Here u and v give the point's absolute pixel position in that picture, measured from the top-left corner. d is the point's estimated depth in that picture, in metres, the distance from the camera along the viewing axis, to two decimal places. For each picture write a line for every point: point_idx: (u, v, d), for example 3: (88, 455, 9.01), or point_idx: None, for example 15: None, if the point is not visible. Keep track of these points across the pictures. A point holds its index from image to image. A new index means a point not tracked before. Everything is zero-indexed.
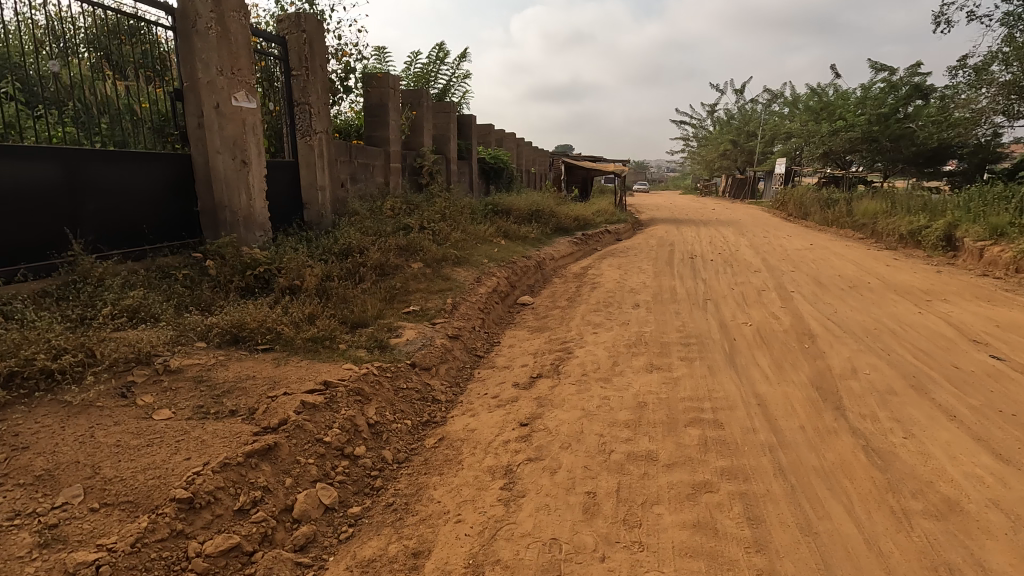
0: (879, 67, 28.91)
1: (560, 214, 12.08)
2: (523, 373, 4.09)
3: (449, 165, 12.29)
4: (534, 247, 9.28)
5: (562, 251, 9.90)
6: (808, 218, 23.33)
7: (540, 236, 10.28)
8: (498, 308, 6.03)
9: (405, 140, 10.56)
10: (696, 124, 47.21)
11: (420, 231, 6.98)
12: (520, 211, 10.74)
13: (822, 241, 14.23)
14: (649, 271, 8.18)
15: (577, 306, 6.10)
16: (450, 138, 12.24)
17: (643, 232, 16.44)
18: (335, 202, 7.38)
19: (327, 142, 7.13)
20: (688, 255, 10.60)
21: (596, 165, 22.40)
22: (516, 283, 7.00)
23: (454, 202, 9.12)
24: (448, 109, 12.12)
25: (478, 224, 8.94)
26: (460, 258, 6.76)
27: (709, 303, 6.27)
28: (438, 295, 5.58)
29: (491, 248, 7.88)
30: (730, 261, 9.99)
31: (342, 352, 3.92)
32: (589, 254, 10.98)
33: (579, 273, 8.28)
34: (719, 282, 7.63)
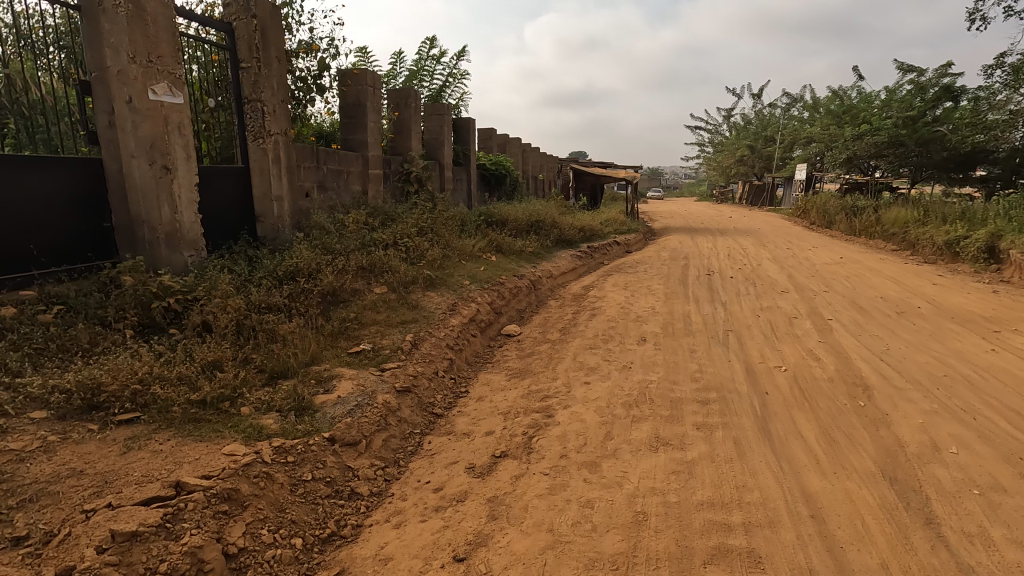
0: (905, 69, 27.53)
1: (562, 225, 11.04)
2: (485, 448, 3.07)
3: (443, 172, 11.36)
4: (531, 264, 8.29)
5: (562, 267, 8.88)
6: (832, 226, 22.00)
7: (538, 250, 9.27)
8: (476, 342, 5.04)
9: (391, 145, 9.65)
10: (712, 129, 45.91)
11: (391, 249, 6.02)
12: (516, 223, 9.74)
13: (852, 253, 13.01)
14: (660, 292, 7.11)
15: (571, 339, 5.08)
16: (445, 142, 11.32)
17: (655, 243, 15.35)
18: (297, 214, 6.44)
19: (287, 145, 6.20)
20: (704, 271, 9.50)
21: (606, 172, 21.34)
22: (502, 309, 6.01)
23: (440, 213, 8.15)
24: (442, 111, 11.20)
25: (466, 238, 7.96)
26: (435, 281, 5.77)
27: (731, 337, 5.21)
28: (398, 330, 4.58)
29: (478, 266, 6.89)
30: (753, 278, 8.86)
31: (239, 421, 2.93)
32: (594, 270, 9.93)
33: (578, 294, 7.25)
34: (741, 306, 6.55)
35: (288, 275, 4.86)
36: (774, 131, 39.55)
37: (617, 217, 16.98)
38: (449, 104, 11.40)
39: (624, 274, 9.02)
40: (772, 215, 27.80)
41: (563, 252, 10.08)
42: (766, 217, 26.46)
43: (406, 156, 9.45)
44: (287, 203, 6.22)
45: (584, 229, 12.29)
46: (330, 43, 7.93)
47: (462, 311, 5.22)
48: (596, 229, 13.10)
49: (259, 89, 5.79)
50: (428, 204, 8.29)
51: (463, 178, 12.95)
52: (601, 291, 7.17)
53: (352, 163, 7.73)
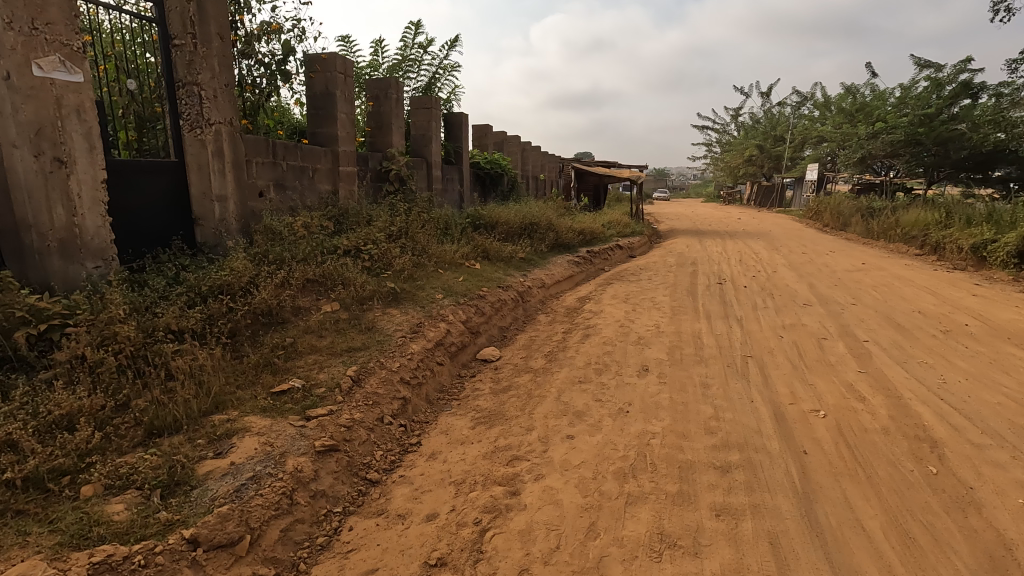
0: (922, 65, 26.49)
1: (559, 228, 10.15)
2: (420, 547, 2.21)
3: (430, 170, 10.52)
4: (520, 271, 7.42)
5: (556, 274, 8.01)
6: (846, 229, 21.01)
7: (530, 256, 8.39)
8: (442, 371, 4.18)
9: (371, 140, 8.81)
10: (719, 129, 44.92)
11: (351, 257, 5.18)
12: (507, 225, 8.87)
13: (873, 258, 12.05)
14: (665, 306, 6.23)
15: (557, 368, 4.22)
16: (432, 138, 10.46)
17: (660, 246, 14.46)
18: (246, 217, 5.61)
19: (233, 137, 5.37)
20: (714, 280, 8.59)
21: (609, 171, 20.44)
22: (481, 328, 5.16)
23: (419, 215, 7.29)
24: (430, 104, 10.34)
25: (446, 243, 7.10)
26: (400, 295, 4.92)
27: (750, 366, 4.32)
28: (341, 361, 3.71)
29: (457, 276, 6.04)
30: (769, 288, 7.95)
31: (68, 512, 2.09)
32: (592, 278, 9.05)
33: (572, 307, 6.39)
34: (759, 323, 5.66)
35: (214, 292, 4.01)
36: (783, 130, 38.49)
37: (620, 218, 16.08)
38: (438, 97, 10.54)
39: (626, 283, 8.14)
40: (782, 217, 26.80)
41: (559, 257, 9.20)
42: (777, 218, 25.46)
43: (386, 152, 8.61)
44: (233, 203, 5.38)
45: (583, 232, 11.40)
46: (296, 25, 7.11)
47: (427, 333, 4.36)
48: (597, 232, 12.19)
49: (195, 71, 4.96)
50: (406, 205, 7.43)
51: (454, 177, 12.09)
52: (598, 304, 6.30)
53: (320, 159, 6.89)
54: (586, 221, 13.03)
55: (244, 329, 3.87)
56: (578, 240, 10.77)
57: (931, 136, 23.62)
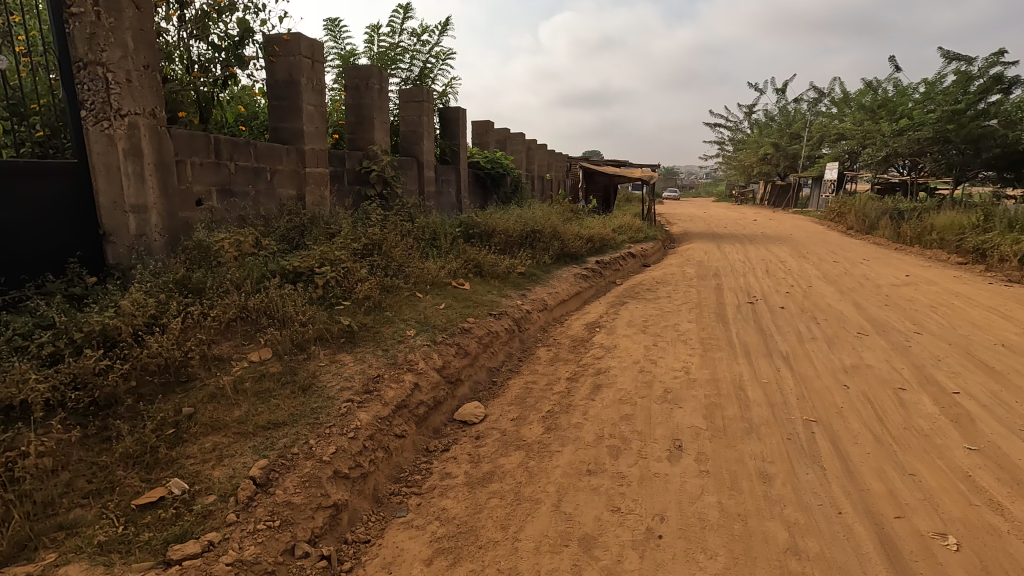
0: (950, 58, 25.08)
1: (564, 235, 9.05)
2: None
3: (421, 171, 9.44)
4: (518, 290, 6.33)
5: (561, 292, 6.91)
6: (872, 232, 19.73)
7: (531, 270, 7.29)
8: (402, 447, 3.11)
9: (350, 137, 7.73)
10: (732, 127, 43.53)
11: (300, 283, 4.11)
12: (506, 234, 7.77)
13: (914, 269, 10.85)
14: (692, 339, 5.12)
15: (559, 443, 3.12)
16: (424, 135, 9.39)
17: (675, 253, 13.31)
18: (175, 230, 4.56)
19: (157, 132, 4.33)
20: (744, 298, 7.46)
21: (619, 171, 19.27)
22: (463, 373, 4.08)
23: (399, 224, 6.22)
24: (421, 97, 9.27)
25: (430, 259, 6.02)
26: (359, 334, 3.85)
27: (819, 439, 3.21)
28: (251, 444, 2.64)
29: (439, 301, 4.96)
30: (810, 310, 6.81)
31: None
32: (602, 295, 7.94)
33: (579, 338, 5.28)
34: (812, 364, 4.54)
35: (92, 341, 2.94)
36: (799, 128, 37.09)
37: (632, 222, 14.94)
38: (430, 90, 9.45)
39: (642, 302, 7.03)
40: (801, 218, 25.51)
41: (565, 270, 8.10)
42: (795, 220, 24.17)
43: (367, 151, 7.53)
44: (156, 215, 4.33)
45: (592, 239, 10.30)
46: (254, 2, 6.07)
47: (385, 391, 3.26)
48: (607, 238, 11.06)
49: (100, 48, 3.92)
50: (384, 212, 6.36)
51: (450, 178, 11.01)
52: (610, 334, 5.20)
53: (281, 158, 5.83)
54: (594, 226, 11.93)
55: (125, 396, 2.81)
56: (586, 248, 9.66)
57: (960, 134, 22.29)
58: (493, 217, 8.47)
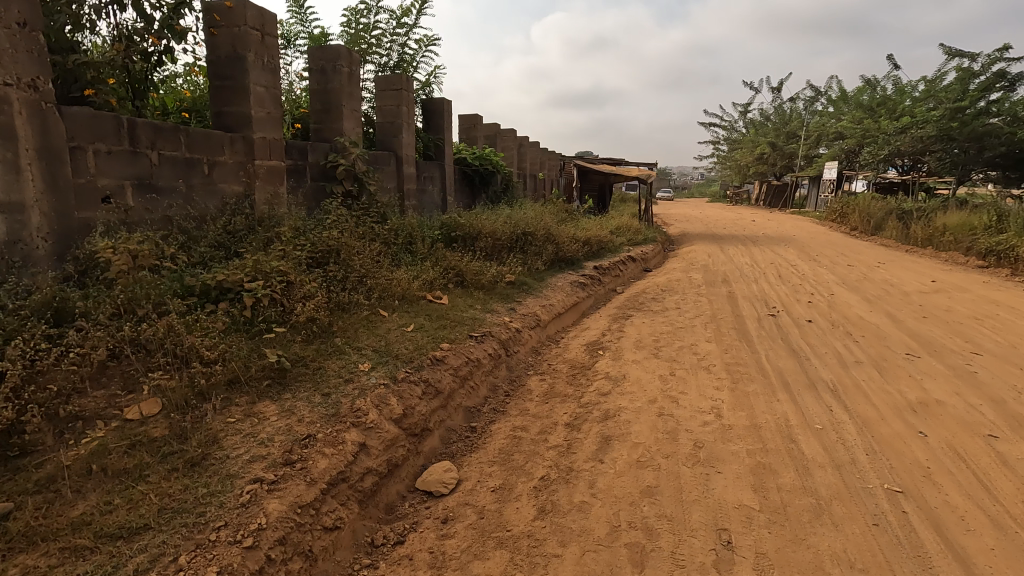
0: (952, 54, 24.45)
1: (558, 239, 8.15)
2: None
3: (401, 167, 8.52)
4: (506, 303, 5.43)
5: (556, 304, 6.02)
6: (877, 233, 19.01)
7: (521, 279, 6.38)
8: (334, 547, 2.19)
9: (315, 127, 6.79)
10: (727, 125, 42.86)
11: (222, 304, 3.18)
12: (493, 237, 6.86)
13: (935, 273, 10.05)
14: (715, 365, 4.24)
15: (557, 538, 2.21)
16: (403, 127, 8.46)
17: (677, 256, 12.45)
18: (69, 234, 3.59)
19: (40, 109, 3.37)
20: (763, 309, 6.60)
21: (615, 169, 18.42)
22: (431, 419, 3.17)
23: (366, 227, 5.30)
24: (400, 85, 8.34)
25: (402, 268, 5.11)
26: (292, 372, 2.93)
27: (915, 525, 2.33)
28: (81, 572, 1.70)
29: (407, 322, 4.05)
30: (840, 324, 5.96)
31: None
32: (602, 305, 7.06)
33: (578, 363, 4.39)
34: (868, 400, 3.66)
35: None
36: (796, 127, 36.47)
37: (629, 223, 14.08)
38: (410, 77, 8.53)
39: (649, 315, 6.14)
40: (802, 219, 24.80)
41: (559, 277, 7.20)
42: (796, 221, 23.44)
43: (334, 142, 6.60)
44: (38, 215, 3.36)
45: (589, 242, 9.41)
46: None
47: (315, 461, 2.35)
48: (605, 241, 10.17)
49: None
50: (349, 213, 5.43)
51: (434, 175, 10.09)
52: (616, 360, 4.31)
53: (223, 148, 4.89)
54: (590, 227, 11.05)
55: None
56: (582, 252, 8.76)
57: (964, 132, 21.67)
58: (479, 218, 7.56)
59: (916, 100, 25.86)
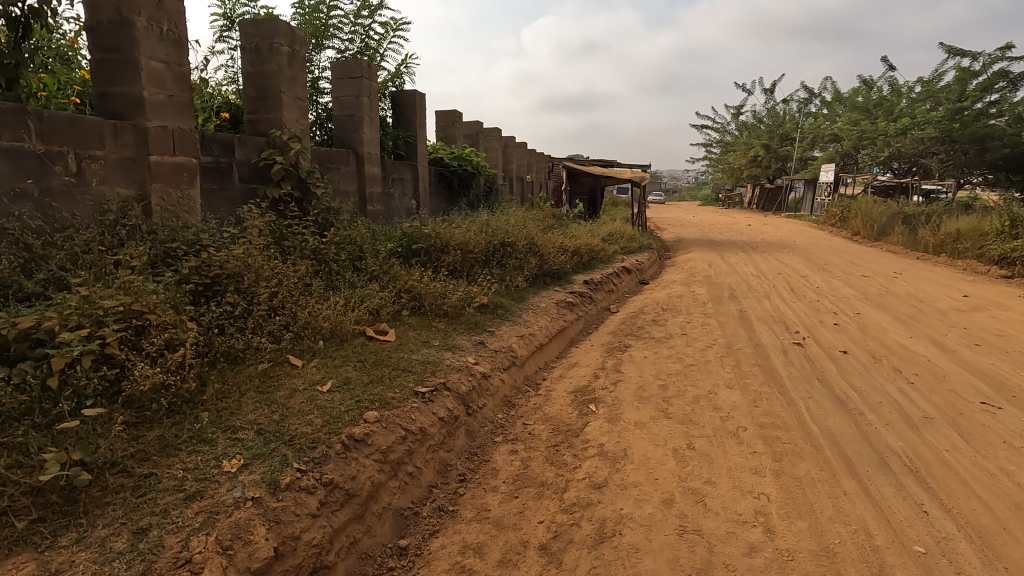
0: (951, 53, 23.74)
1: (542, 250, 7.08)
2: None
3: (362, 167, 7.41)
4: (474, 335, 4.35)
5: (539, 332, 4.94)
6: (880, 238, 18.14)
7: (495, 300, 5.31)
8: None
9: (249, 118, 5.64)
10: (720, 128, 42.12)
11: (10, 370, 2.08)
12: (464, 249, 5.78)
13: (960, 285, 9.09)
14: (745, 427, 3.18)
15: None
16: (365, 120, 7.36)
17: (674, 265, 11.43)
18: None
19: None
20: (784, 334, 5.57)
21: (606, 171, 17.40)
22: (333, 547, 2.07)
23: (294, 242, 4.21)
24: (360, 72, 7.25)
25: (338, 295, 4.03)
26: (96, 489, 1.82)
27: None
28: None
29: (327, 376, 2.96)
30: (881, 354, 4.92)
31: None
32: (594, 329, 5.99)
33: (563, 424, 3.31)
34: (968, 489, 2.61)
35: None
36: (790, 129, 35.75)
37: (622, 228, 13.04)
38: (372, 64, 7.44)
39: (650, 345, 5.08)
40: (800, 223, 23.94)
41: (543, 296, 6.12)
42: (794, 226, 22.55)
43: (271, 135, 5.48)
44: None
45: (578, 251, 8.37)
46: None
47: None
48: (595, 250, 9.12)
49: None
50: (276, 222, 4.33)
51: (404, 176, 8.98)
52: (614, 420, 3.23)
53: (103, 140, 3.77)
54: (580, 234, 10.01)
55: None
56: (570, 264, 7.70)
57: (965, 133, 21.04)
58: (449, 226, 6.48)
59: (915, 101, 25.17)
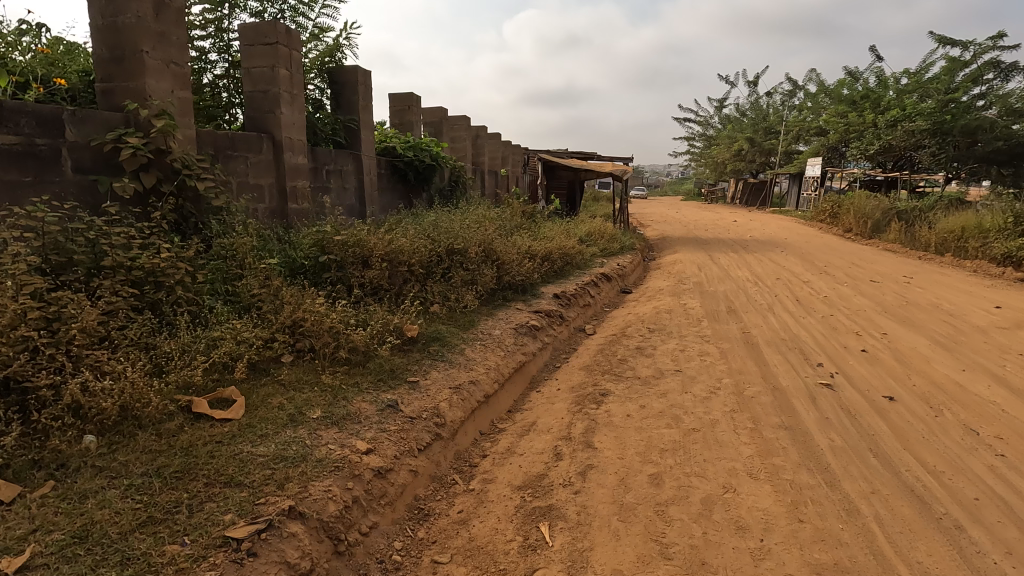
0: (941, 42, 22.91)
1: (499, 257, 5.78)
2: None
3: (280, 155, 6.00)
4: (382, 392, 3.03)
5: (484, 377, 3.64)
6: (874, 236, 17.20)
7: (428, 332, 3.99)
8: None
9: (101, 87, 4.20)
10: (702, 121, 41.17)
11: None
12: (391, 260, 4.46)
13: (982, 292, 8.00)
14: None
15: None
16: (282, 97, 5.95)
17: (660, 269, 10.20)
18: None
19: None
20: (806, 369, 4.33)
21: (585, 165, 16.13)
22: None
23: (112, 262, 2.86)
24: (274, 37, 5.82)
25: (171, 343, 2.70)
26: None
27: None
28: None
29: (51, 526, 1.64)
30: (939, 401, 3.71)
31: None
32: (562, 361, 4.70)
33: (495, 571, 2.01)
34: None
35: None
36: (773, 122, 34.87)
37: (602, 227, 11.78)
38: (291, 27, 6.01)
39: (634, 390, 3.81)
40: (788, 219, 22.96)
41: (496, 318, 4.82)
42: (782, 222, 21.57)
43: (126, 110, 4.05)
44: None
45: (546, 255, 7.07)
46: None
47: None
48: (567, 252, 7.85)
49: None
50: (90, 233, 2.97)
51: (343, 167, 7.59)
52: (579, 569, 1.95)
53: None
54: (550, 235, 8.71)
55: None
56: (535, 272, 6.41)
57: (957, 125, 20.57)
58: (379, 230, 5.14)
59: (903, 92, 24.37)
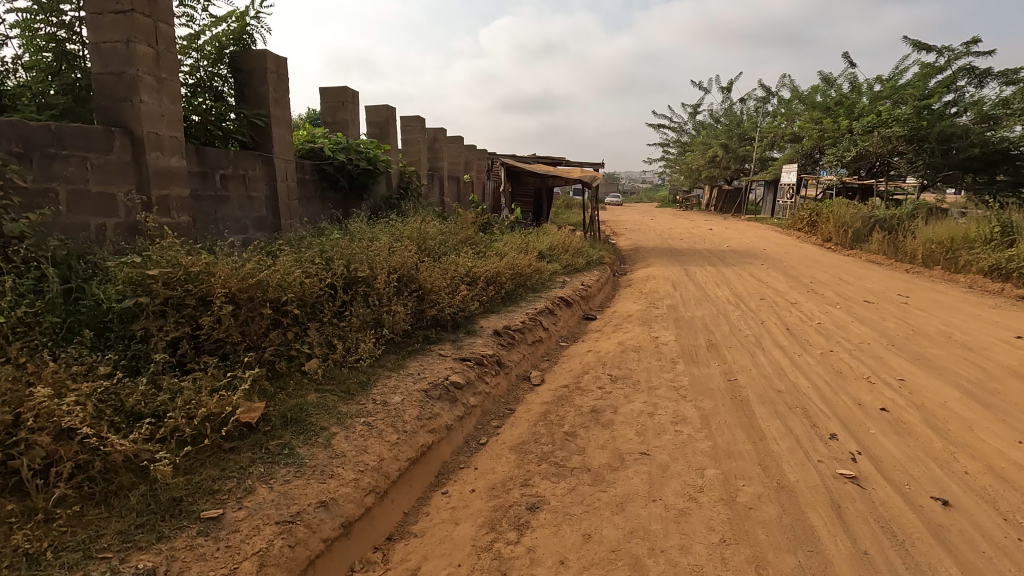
0: (916, 47, 22.46)
1: (417, 285, 4.55)
2: None
3: (141, 156, 4.67)
4: (135, 553, 1.78)
5: (352, 490, 2.40)
6: (854, 246, 16.45)
7: (282, 410, 2.76)
8: None
9: None
10: (677, 128, 40.65)
11: None
12: (246, 301, 3.22)
13: (991, 316, 7.04)
14: None
15: None
16: (143, 82, 4.64)
17: (630, 288, 9.08)
18: None
19: None
20: (816, 447, 3.19)
21: (553, 171, 15.00)
22: None
23: None
24: (128, 3, 4.50)
25: None
26: None
27: None
28: None
29: None
30: (1012, 506, 2.60)
31: None
32: (490, 433, 3.48)
33: None
34: None
35: None
36: (747, 129, 34.42)
37: (567, 238, 10.63)
38: None
39: (581, 500, 2.61)
40: (764, 228, 22.21)
41: (401, 375, 3.59)
42: (759, 231, 20.80)
43: None
44: None
45: (488, 276, 5.86)
46: None
47: None
48: (516, 272, 6.65)
49: None
50: None
51: (248, 171, 6.29)
52: None
53: None
54: (499, 250, 7.51)
55: None
56: (470, 299, 5.20)
57: (932, 131, 20.09)
58: (250, 254, 3.88)
59: (877, 98, 23.96)
